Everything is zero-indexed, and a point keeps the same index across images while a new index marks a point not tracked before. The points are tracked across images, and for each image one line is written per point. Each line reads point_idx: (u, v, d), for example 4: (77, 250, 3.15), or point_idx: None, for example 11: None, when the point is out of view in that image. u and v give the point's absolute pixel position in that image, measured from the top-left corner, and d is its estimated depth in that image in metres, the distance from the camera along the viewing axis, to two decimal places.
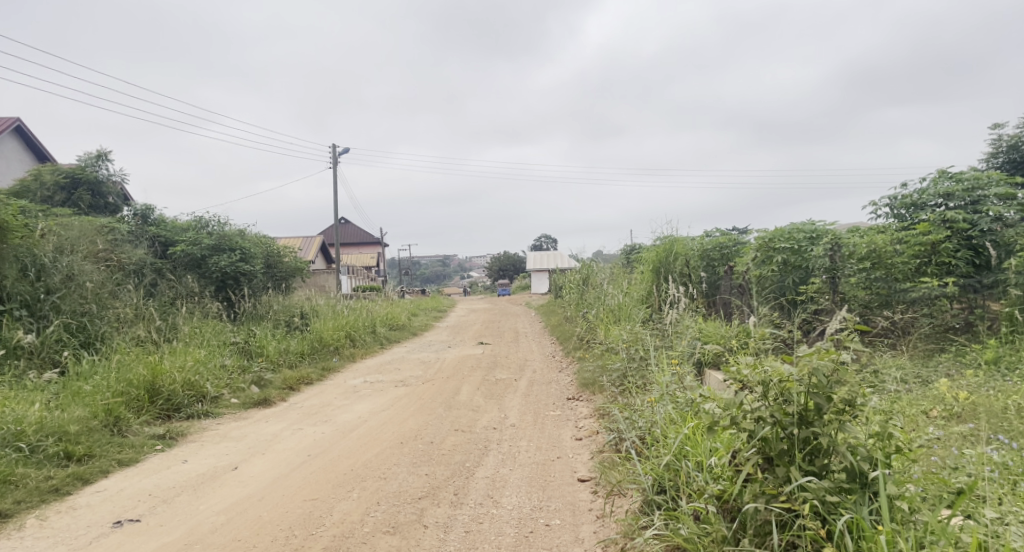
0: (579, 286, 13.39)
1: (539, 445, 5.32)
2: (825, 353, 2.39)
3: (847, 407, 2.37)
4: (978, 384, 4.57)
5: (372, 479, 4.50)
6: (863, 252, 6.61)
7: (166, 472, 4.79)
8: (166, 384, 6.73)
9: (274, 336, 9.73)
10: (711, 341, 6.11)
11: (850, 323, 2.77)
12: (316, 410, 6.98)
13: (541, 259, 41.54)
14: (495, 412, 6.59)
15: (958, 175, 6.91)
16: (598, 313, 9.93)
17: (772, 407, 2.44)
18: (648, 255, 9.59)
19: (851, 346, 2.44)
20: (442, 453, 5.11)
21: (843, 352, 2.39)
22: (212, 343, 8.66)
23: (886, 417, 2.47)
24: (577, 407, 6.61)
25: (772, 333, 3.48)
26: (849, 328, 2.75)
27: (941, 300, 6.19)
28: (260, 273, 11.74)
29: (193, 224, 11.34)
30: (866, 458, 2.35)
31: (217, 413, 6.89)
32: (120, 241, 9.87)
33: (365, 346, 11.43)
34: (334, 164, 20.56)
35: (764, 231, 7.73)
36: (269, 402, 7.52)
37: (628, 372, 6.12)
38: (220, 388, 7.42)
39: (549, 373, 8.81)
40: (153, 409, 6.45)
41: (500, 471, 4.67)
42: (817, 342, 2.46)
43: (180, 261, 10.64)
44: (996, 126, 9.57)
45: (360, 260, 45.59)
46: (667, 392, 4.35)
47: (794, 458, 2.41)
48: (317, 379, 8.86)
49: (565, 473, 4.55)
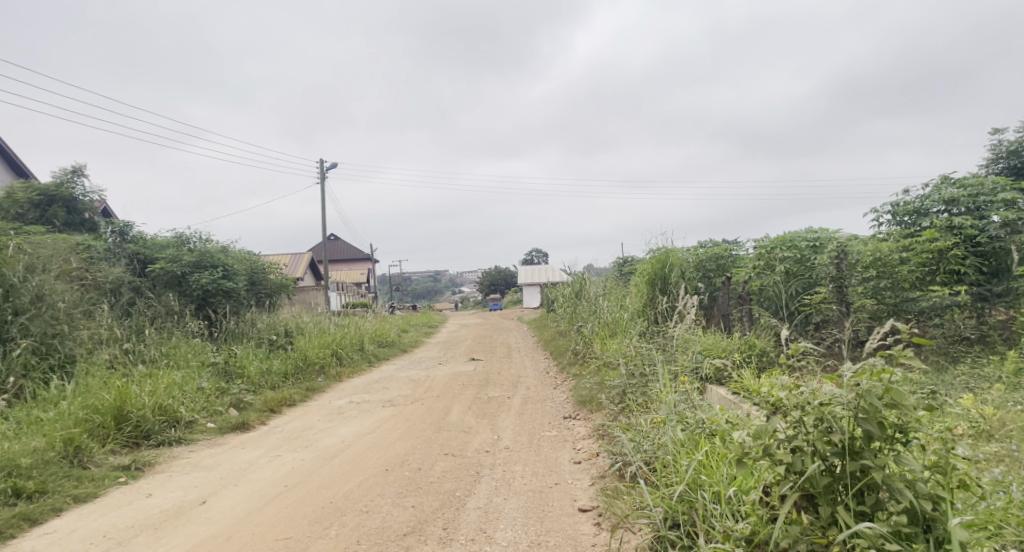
0: (571, 299, 13.08)
1: (535, 469, 4.93)
2: (876, 372, 2.07)
3: (903, 434, 2.05)
4: (1003, 398, 4.18)
5: (353, 513, 4.10)
6: (869, 260, 6.20)
7: (126, 509, 4.38)
8: (135, 410, 6.30)
9: (257, 355, 9.30)
10: (714, 355, 5.79)
11: (904, 338, 2.43)
12: (297, 434, 6.55)
13: (532, 273, 41.25)
14: (487, 433, 6.19)
15: (961, 181, 6.64)
16: (593, 327, 9.60)
17: (812, 436, 2.11)
18: (642, 267, 9.10)
19: (907, 362, 2.10)
20: (431, 481, 4.70)
21: (896, 372, 2.06)
22: (190, 365, 8.24)
23: (948, 444, 2.12)
24: (574, 426, 6.25)
25: (802, 354, 3.07)
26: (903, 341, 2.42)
27: (951, 309, 5.83)
28: (244, 290, 11.30)
29: (174, 240, 10.85)
30: (927, 496, 2.01)
31: (190, 440, 6.46)
32: (95, 259, 9.43)
33: (352, 364, 11.03)
34: (322, 180, 20.25)
35: (764, 240, 7.40)
36: (248, 426, 7.09)
37: (628, 389, 5.73)
38: (195, 413, 6.98)
39: (543, 389, 8.46)
40: (120, 438, 6.02)
41: (493, 501, 4.28)
42: (867, 358, 2.14)
43: (160, 279, 10.18)
44: (996, 131, 9.34)
45: (349, 276, 45.15)
46: (674, 412, 3.97)
47: (839, 495, 2.09)
48: (300, 400, 8.42)
49: (564, 502, 4.16)
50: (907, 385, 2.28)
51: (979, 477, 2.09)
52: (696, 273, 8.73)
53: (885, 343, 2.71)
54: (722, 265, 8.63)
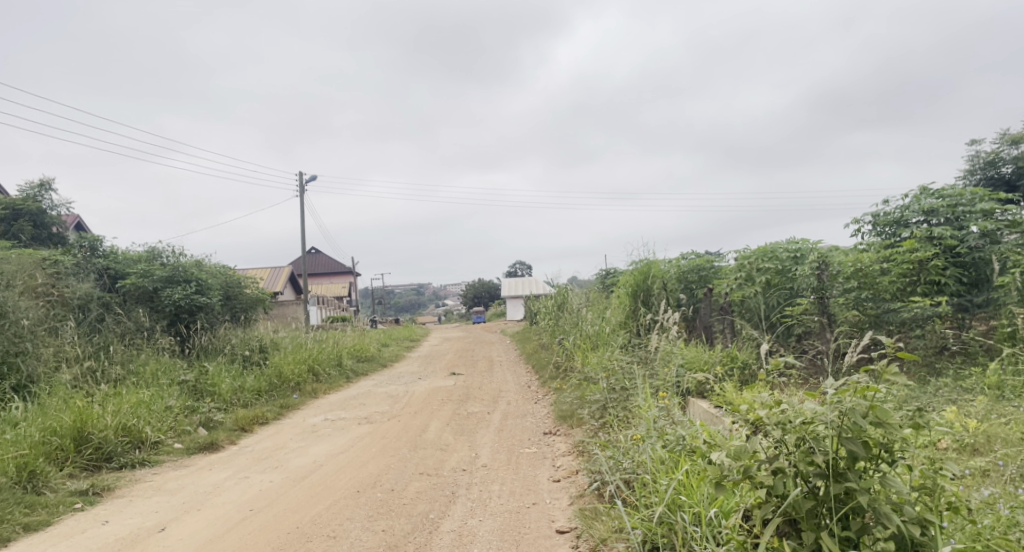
0: (554, 311, 12.97)
1: (513, 489, 4.77)
2: (861, 389, 1.97)
3: (888, 454, 1.96)
4: (986, 410, 4.12)
5: (320, 539, 3.91)
6: (849, 271, 6.27)
7: (78, 538, 4.14)
8: (97, 432, 6.03)
9: (230, 372, 9.03)
10: (696, 368, 5.69)
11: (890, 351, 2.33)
12: (267, 455, 6.31)
13: (515, 286, 41.20)
14: (465, 451, 6.02)
15: (939, 192, 6.67)
16: (575, 340, 9.49)
17: (794, 456, 2.00)
18: (624, 278, 9.00)
19: (893, 378, 2.00)
20: (403, 503, 4.51)
21: (882, 388, 1.95)
22: (159, 383, 7.96)
23: (935, 465, 2.02)
24: (554, 443, 6.11)
25: (784, 367, 2.97)
26: (890, 355, 2.32)
27: (933, 320, 5.78)
28: (218, 305, 11.01)
29: (146, 254, 10.54)
30: (915, 521, 1.91)
31: (155, 461, 6.18)
32: (63, 274, 9.12)
33: (330, 380, 10.78)
34: (301, 194, 20.00)
35: (746, 251, 7.34)
36: (217, 446, 6.83)
37: (609, 404, 5.61)
38: (161, 433, 6.72)
39: (524, 404, 8.30)
40: (79, 461, 5.75)
41: (468, 523, 4.11)
42: (851, 374, 2.04)
43: (131, 294, 9.87)
44: (973, 143, 9.45)
45: (330, 290, 44.70)
46: (654, 428, 3.86)
47: (823, 520, 1.99)
48: (273, 418, 8.16)
49: (542, 523, 4.01)
50: (893, 401, 2.19)
51: (968, 500, 2.00)
52: (678, 285, 8.65)
53: (869, 356, 2.63)
54: (704, 276, 8.56)
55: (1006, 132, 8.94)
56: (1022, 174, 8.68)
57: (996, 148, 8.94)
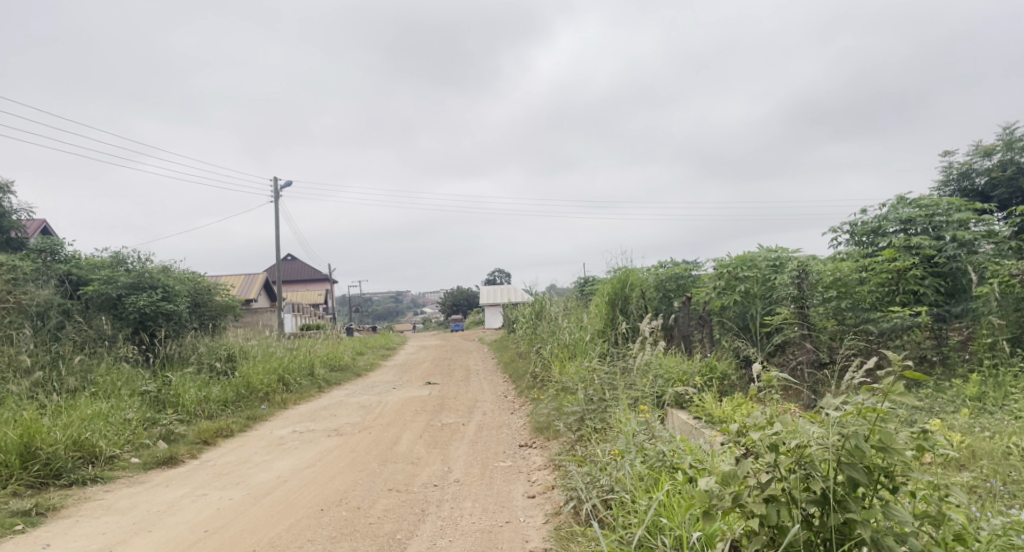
0: (532, 320, 12.79)
1: (485, 506, 4.56)
2: (867, 410, 1.87)
3: (889, 480, 1.87)
4: (968, 423, 4.01)
5: None
6: (829, 280, 6.03)
7: None
8: (46, 447, 5.68)
9: (194, 382, 8.65)
10: (675, 378, 5.57)
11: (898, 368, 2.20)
12: (228, 469, 6.02)
13: (492, 293, 41.02)
14: (437, 465, 5.78)
15: (917, 201, 6.66)
16: (553, 349, 9.30)
17: (789, 482, 1.91)
18: (602, 286, 8.83)
19: (898, 398, 1.87)
20: (369, 523, 4.26)
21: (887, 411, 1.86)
22: (119, 395, 7.58)
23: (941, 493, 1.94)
24: (530, 456, 5.91)
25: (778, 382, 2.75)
26: (895, 374, 2.20)
27: (913, 329, 5.69)
28: (186, 313, 10.58)
29: (109, 259, 10.07)
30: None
31: (109, 477, 5.84)
32: (21, 279, 8.66)
33: (301, 390, 10.43)
34: (277, 200, 19.58)
35: (724, 258, 7.12)
36: (177, 460, 6.49)
37: (586, 416, 5.41)
38: (117, 447, 6.37)
39: (500, 415, 8.10)
40: (25, 478, 5.39)
41: (436, 543, 3.89)
42: (854, 395, 1.95)
43: (93, 301, 9.43)
44: (947, 154, 9.53)
45: (304, 297, 44.02)
46: (633, 444, 3.70)
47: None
48: (239, 431, 7.80)
49: (514, 544, 3.80)
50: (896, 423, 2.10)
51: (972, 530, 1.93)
52: (656, 294, 8.44)
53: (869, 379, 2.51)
54: (682, 285, 8.25)
55: (979, 144, 9.03)
56: (995, 185, 8.73)
57: (969, 159, 9.01)
